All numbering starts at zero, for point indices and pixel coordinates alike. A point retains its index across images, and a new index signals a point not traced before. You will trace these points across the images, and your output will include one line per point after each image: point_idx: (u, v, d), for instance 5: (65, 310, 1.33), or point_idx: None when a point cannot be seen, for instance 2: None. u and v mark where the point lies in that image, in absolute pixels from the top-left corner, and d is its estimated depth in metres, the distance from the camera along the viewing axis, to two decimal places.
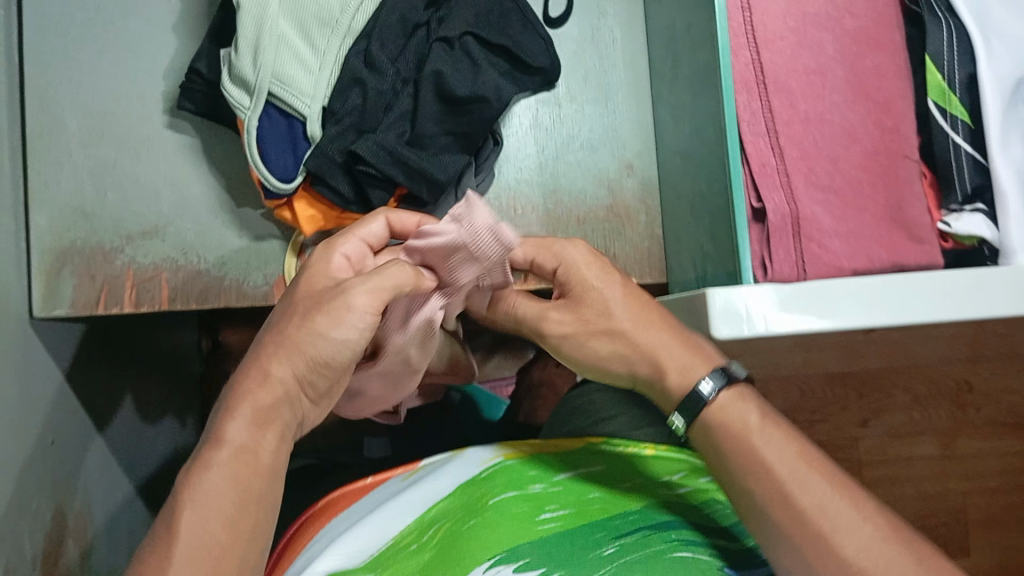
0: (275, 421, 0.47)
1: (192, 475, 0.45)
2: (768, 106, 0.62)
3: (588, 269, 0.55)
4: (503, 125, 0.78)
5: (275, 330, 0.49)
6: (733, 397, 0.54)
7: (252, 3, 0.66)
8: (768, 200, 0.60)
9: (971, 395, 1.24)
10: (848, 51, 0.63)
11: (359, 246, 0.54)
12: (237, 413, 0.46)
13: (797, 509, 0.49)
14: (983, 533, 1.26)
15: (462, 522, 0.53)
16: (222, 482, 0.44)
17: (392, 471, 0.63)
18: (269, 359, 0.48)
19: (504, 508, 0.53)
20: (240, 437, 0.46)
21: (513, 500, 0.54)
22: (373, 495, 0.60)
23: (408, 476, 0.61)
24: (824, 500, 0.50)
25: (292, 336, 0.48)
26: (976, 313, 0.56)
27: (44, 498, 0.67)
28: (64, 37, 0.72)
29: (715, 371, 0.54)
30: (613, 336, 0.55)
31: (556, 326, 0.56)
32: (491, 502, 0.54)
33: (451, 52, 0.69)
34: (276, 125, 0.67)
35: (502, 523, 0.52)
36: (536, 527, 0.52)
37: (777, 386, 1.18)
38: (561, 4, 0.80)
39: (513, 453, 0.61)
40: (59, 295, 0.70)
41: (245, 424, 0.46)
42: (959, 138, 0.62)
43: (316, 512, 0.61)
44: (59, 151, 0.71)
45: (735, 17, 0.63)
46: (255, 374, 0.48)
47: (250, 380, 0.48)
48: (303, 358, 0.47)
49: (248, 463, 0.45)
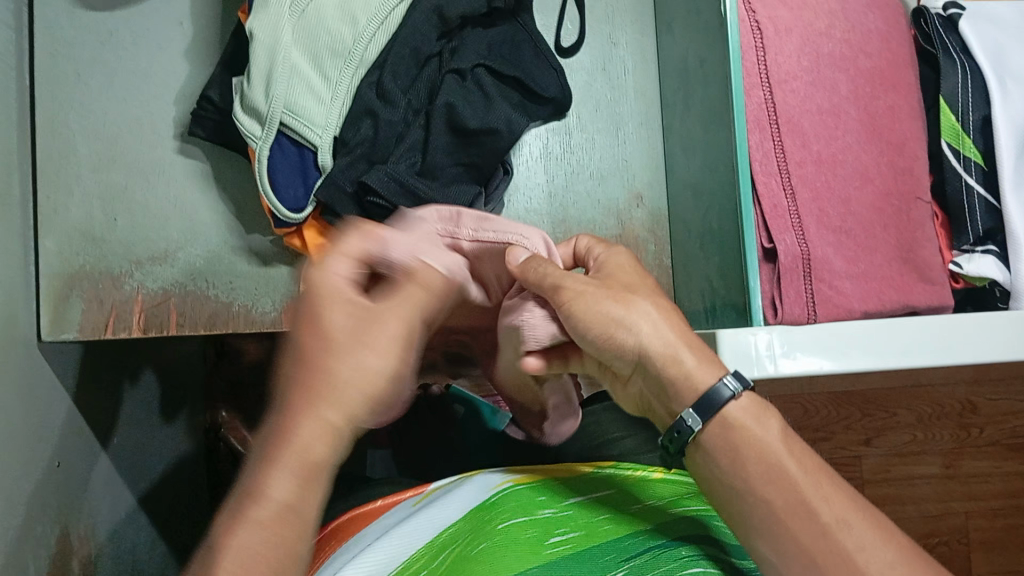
0: (323, 473, 0.41)
1: (232, 531, 0.38)
2: (781, 147, 0.61)
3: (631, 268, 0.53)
4: (512, 154, 0.78)
5: (291, 368, 0.43)
6: (751, 414, 0.49)
7: (265, 34, 0.65)
8: (780, 241, 0.60)
9: (975, 416, 1.24)
10: (862, 91, 0.63)
11: (350, 268, 0.45)
12: (282, 463, 0.39)
13: (822, 523, 0.46)
14: (986, 554, 1.25)
15: (471, 546, 0.49)
16: (264, 545, 0.38)
17: (403, 495, 0.60)
18: (294, 394, 0.41)
19: (514, 533, 0.50)
20: (286, 494, 0.39)
21: (522, 525, 0.51)
22: (382, 520, 0.56)
23: (417, 501, 0.58)
24: (849, 515, 0.46)
25: (320, 366, 0.41)
26: (1000, 354, 0.56)
27: (45, 524, 0.66)
28: (76, 63, 0.72)
29: (733, 374, 0.49)
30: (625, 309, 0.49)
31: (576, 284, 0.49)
32: (500, 528, 0.51)
33: (464, 83, 0.69)
34: (288, 155, 0.68)
35: (513, 544, 0.49)
36: (547, 549, 0.49)
37: (780, 404, 1.19)
38: (573, 34, 0.80)
39: (523, 478, 0.59)
40: (68, 320, 0.70)
41: (293, 476, 0.39)
42: (972, 179, 0.62)
43: (332, 535, 0.58)
44: (71, 176, 0.71)
45: (748, 57, 0.62)
46: (308, 407, 0.41)
47: (301, 413, 0.40)
48: (349, 395, 0.41)
49: (290, 526, 0.39)
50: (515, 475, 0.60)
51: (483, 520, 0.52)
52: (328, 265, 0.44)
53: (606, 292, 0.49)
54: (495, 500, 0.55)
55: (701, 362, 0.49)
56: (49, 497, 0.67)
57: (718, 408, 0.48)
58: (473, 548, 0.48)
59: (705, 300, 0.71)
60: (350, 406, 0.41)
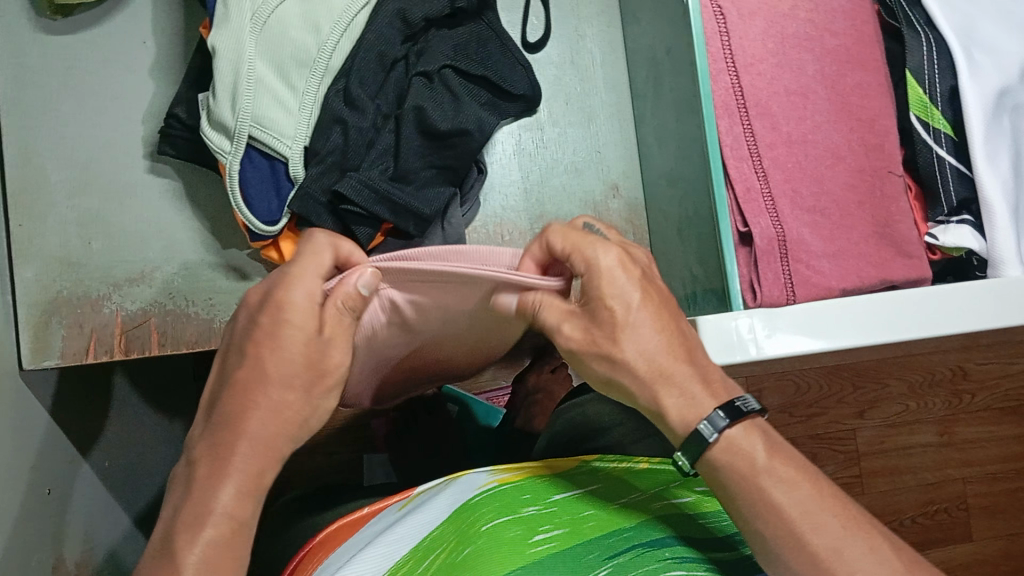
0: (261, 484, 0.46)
1: None
2: (750, 130, 0.61)
3: (610, 283, 0.47)
4: (486, 152, 0.78)
5: (256, 388, 0.46)
6: (743, 433, 0.48)
7: (228, 48, 0.65)
8: (755, 224, 0.60)
9: (967, 382, 1.25)
10: (828, 70, 0.63)
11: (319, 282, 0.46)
12: None
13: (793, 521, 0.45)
14: (985, 519, 1.26)
15: (455, 552, 0.47)
16: None
17: (388, 499, 0.56)
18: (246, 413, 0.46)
19: (499, 532, 0.48)
20: None
21: (507, 524, 0.49)
22: (369, 528, 0.53)
23: (402, 506, 0.54)
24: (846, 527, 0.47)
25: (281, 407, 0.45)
26: (985, 324, 0.56)
27: (43, 553, 0.66)
28: (42, 88, 0.72)
29: (722, 409, 0.47)
30: (613, 363, 0.48)
31: (564, 339, 0.48)
32: (484, 528, 0.48)
33: (432, 86, 0.69)
34: (259, 168, 0.67)
35: (499, 544, 0.47)
36: (532, 548, 0.47)
37: (772, 383, 1.16)
38: (539, 29, 0.80)
39: (508, 478, 0.56)
40: (48, 346, 0.69)
41: None
42: (943, 151, 0.63)
43: (318, 545, 0.55)
44: (43, 203, 0.71)
45: (713, 43, 0.62)
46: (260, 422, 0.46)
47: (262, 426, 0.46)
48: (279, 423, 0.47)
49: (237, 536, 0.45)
50: (501, 473, 0.56)
51: (468, 522, 0.50)
52: (300, 285, 0.46)
53: (590, 347, 0.48)
54: (478, 500, 0.52)
55: (681, 409, 0.48)
56: (44, 527, 0.67)
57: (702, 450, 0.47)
58: (459, 553, 0.46)
59: (685, 289, 0.72)
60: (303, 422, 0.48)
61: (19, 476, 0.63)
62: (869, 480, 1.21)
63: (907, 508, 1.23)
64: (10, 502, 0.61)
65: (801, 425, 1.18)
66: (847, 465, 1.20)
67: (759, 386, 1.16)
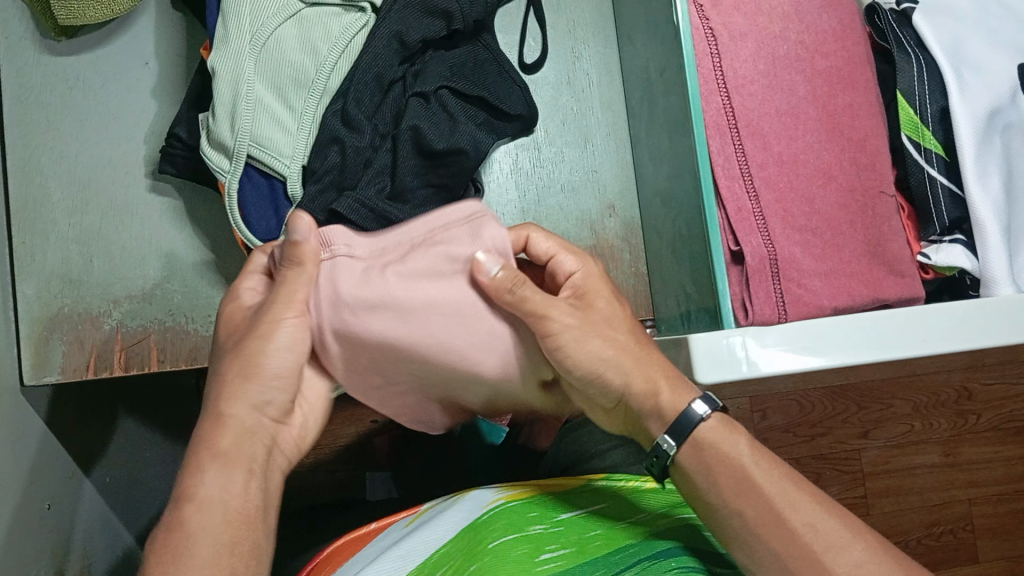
0: (239, 457, 0.50)
1: None
2: (741, 150, 0.62)
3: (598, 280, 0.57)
4: (483, 171, 0.78)
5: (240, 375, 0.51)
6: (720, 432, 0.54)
7: (226, 69, 0.66)
8: (746, 243, 0.60)
9: (971, 403, 1.25)
10: (818, 91, 0.63)
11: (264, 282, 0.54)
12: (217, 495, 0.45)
13: None
14: (992, 541, 1.25)
15: (462, 569, 0.47)
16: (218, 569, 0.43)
17: (395, 516, 0.58)
18: (236, 397, 0.51)
19: (505, 551, 0.48)
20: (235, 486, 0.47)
21: (512, 543, 0.50)
22: (373, 546, 0.54)
23: (409, 523, 0.55)
24: None
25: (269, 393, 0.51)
26: (982, 341, 0.56)
27: (41, 566, 0.67)
28: (46, 108, 0.73)
29: (704, 397, 0.54)
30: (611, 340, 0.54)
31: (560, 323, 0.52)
32: (491, 546, 0.49)
33: (429, 106, 0.70)
34: (257, 186, 0.68)
35: (504, 561, 0.47)
36: (538, 567, 0.48)
37: (775, 404, 1.18)
38: (536, 50, 0.81)
39: (515, 495, 0.56)
40: (49, 362, 0.70)
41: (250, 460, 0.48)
42: (934, 170, 0.63)
43: (323, 560, 0.55)
44: (45, 221, 0.72)
45: (704, 65, 0.63)
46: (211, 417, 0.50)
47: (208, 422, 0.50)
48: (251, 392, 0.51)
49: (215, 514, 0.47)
50: (506, 491, 0.57)
51: (476, 540, 0.50)
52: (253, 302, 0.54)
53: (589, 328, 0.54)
54: (487, 518, 0.53)
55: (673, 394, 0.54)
56: (45, 541, 0.68)
57: (692, 429, 0.54)
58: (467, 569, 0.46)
59: (680, 306, 0.72)
60: (280, 414, 0.53)
61: (18, 490, 0.64)
62: (873, 501, 1.20)
63: (913, 529, 1.22)
64: (8, 515, 0.62)
65: (804, 446, 1.18)
66: (854, 485, 1.20)
67: (762, 405, 1.18)
